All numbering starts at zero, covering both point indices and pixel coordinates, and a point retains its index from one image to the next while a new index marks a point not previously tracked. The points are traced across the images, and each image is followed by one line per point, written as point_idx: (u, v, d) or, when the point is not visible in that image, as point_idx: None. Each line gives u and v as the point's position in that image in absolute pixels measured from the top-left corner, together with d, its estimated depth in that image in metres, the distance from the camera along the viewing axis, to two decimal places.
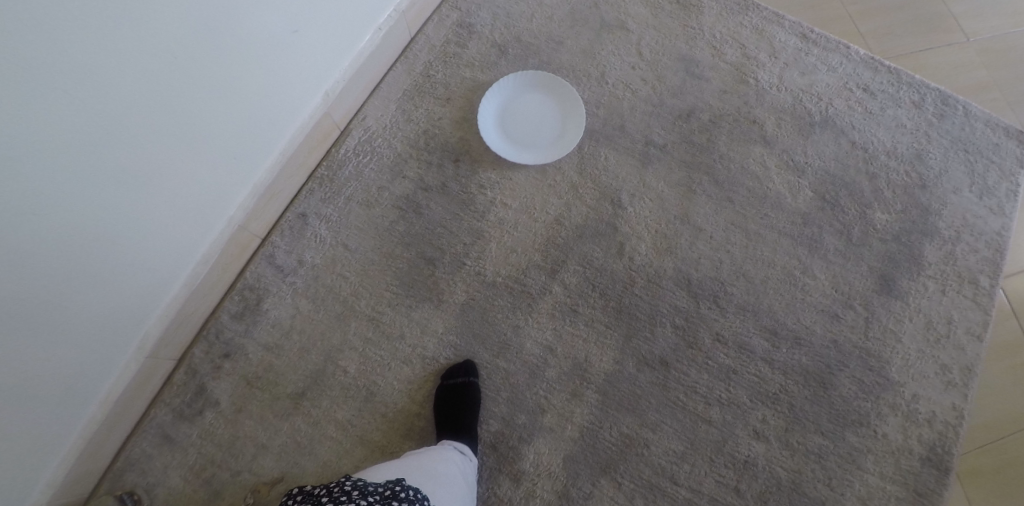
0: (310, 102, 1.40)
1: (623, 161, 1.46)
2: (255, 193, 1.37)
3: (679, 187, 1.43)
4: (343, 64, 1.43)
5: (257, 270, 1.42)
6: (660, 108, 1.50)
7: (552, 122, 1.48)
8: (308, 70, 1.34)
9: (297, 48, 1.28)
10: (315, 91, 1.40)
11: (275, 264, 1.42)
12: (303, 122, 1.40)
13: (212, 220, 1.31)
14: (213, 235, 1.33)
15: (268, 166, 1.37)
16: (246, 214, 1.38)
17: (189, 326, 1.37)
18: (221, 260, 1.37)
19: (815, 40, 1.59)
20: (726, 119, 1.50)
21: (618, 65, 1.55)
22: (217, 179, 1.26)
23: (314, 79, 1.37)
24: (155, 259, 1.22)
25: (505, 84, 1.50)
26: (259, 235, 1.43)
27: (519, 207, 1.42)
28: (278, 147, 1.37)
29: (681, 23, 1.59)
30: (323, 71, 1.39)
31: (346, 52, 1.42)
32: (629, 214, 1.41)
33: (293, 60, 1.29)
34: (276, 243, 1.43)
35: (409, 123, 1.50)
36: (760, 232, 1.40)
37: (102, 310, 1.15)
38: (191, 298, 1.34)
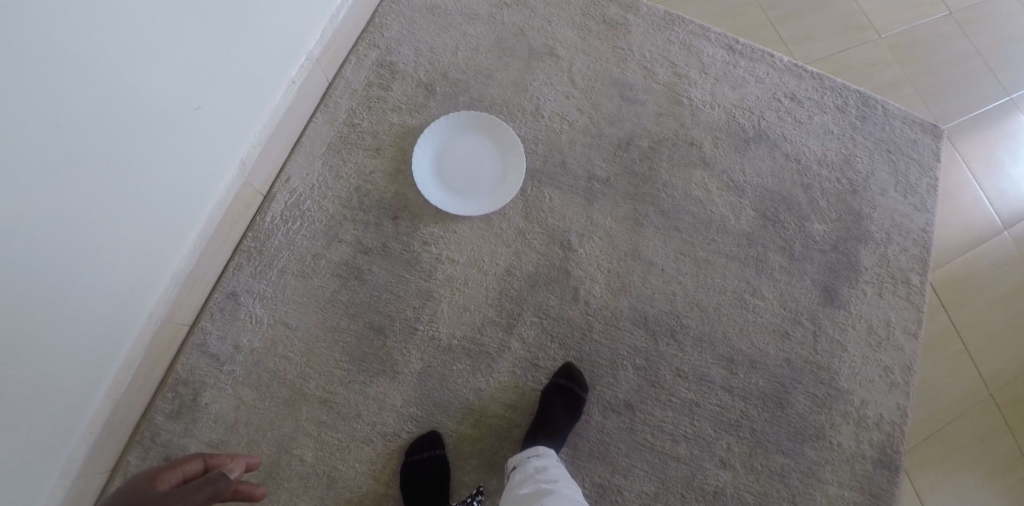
0: (224, 174, 1.27)
1: (568, 200, 1.41)
2: (175, 282, 1.25)
3: (626, 221, 1.41)
4: (256, 127, 1.30)
5: (189, 361, 1.29)
6: (599, 139, 1.46)
7: (491, 167, 1.41)
8: (217, 142, 1.21)
9: (201, 124, 1.15)
10: (229, 162, 1.26)
11: (209, 353, 1.30)
12: (219, 196, 1.27)
13: (129, 322, 1.18)
14: (134, 336, 1.20)
15: (186, 251, 1.24)
16: (168, 306, 1.25)
17: (120, 435, 1.24)
18: (147, 359, 1.24)
19: (742, 51, 1.54)
20: (665, 144, 1.47)
21: (551, 96, 1.49)
22: (130, 278, 1.13)
23: (225, 149, 1.24)
24: (71, 377, 1.09)
25: (437, 128, 1.42)
26: (186, 323, 1.30)
27: (466, 261, 1.36)
28: (194, 229, 1.24)
29: (610, 44, 1.53)
30: (234, 140, 1.25)
31: (258, 113, 1.29)
32: (579, 256, 1.38)
33: (198, 137, 1.16)
34: (206, 329, 1.31)
35: (338, 180, 1.40)
36: (709, 259, 1.39)
37: (19, 442, 1.03)
38: (118, 405, 1.22)
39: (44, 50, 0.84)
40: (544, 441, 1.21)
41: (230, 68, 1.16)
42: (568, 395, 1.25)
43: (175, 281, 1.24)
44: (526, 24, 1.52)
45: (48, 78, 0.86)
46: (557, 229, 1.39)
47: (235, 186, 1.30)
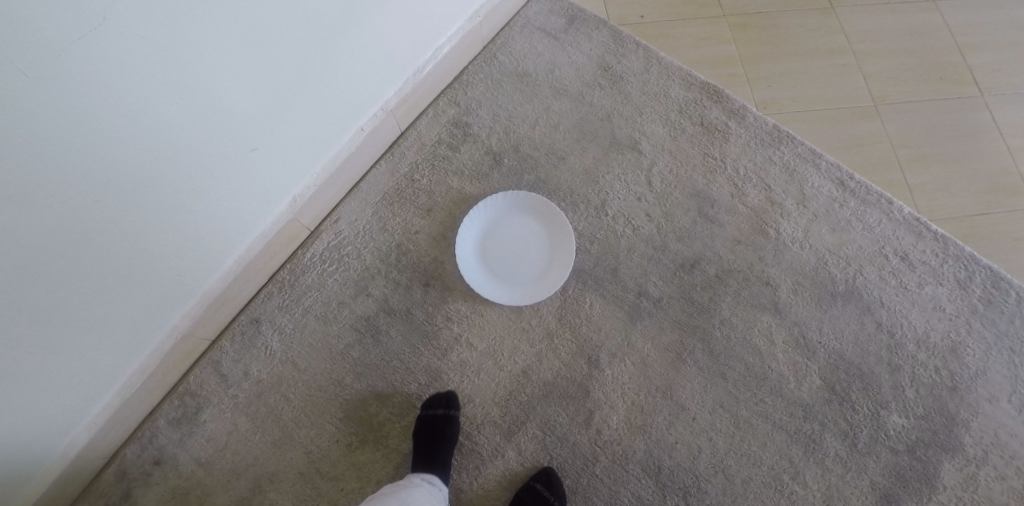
0: (274, 209, 1.26)
1: (609, 312, 1.30)
2: (203, 302, 1.25)
3: (667, 352, 1.26)
4: (316, 169, 1.28)
5: (201, 375, 1.31)
6: (661, 252, 1.33)
7: (537, 257, 1.34)
8: (271, 180, 1.20)
9: (257, 163, 1.14)
10: (281, 197, 1.25)
11: (220, 372, 1.31)
12: (264, 228, 1.26)
13: (151, 333, 1.19)
14: (151, 347, 1.20)
15: (220, 275, 1.24)
16: (193, 322, 1.26)
17: (119, 432, 1.25)
18: (160, 368, 1.25)
19: (853, 189, 1.33)
20: (735, 275, 1.30)
21: (622, 193, 1.38)
22: (156, 297, 1.14)
23: (278, 186, 1.22)
24: (85, 378, 1.11)
25: (494, 202, 1.36)
26: (208, 339, 1.31)
27: (485, 349, 1.29)
28: (233, 256, 1.24)
29: (702, 150, 1.39)
30: (291, 178, 1.24)
31: (320, 156, 1.27)
32: (606, 378, 1.25)
33: (251, 175, 1.14)
34: (225, 348, 1.32)
35: (383, 232, 1.37)
36: (751, 420, 1.20)
37: (27, 427, 1.06)
38: (126, 404, 1.23)
39: (117, 92, 0.83)
40: None
41: (299, 113, 1.14)
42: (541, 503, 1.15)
43: (203, 302, 1.25)
44: (616, 110, 1.43)
45: (114, 119, 0.85)
46: (588, 339, 1.28)
47: (282, 220, 1.29)
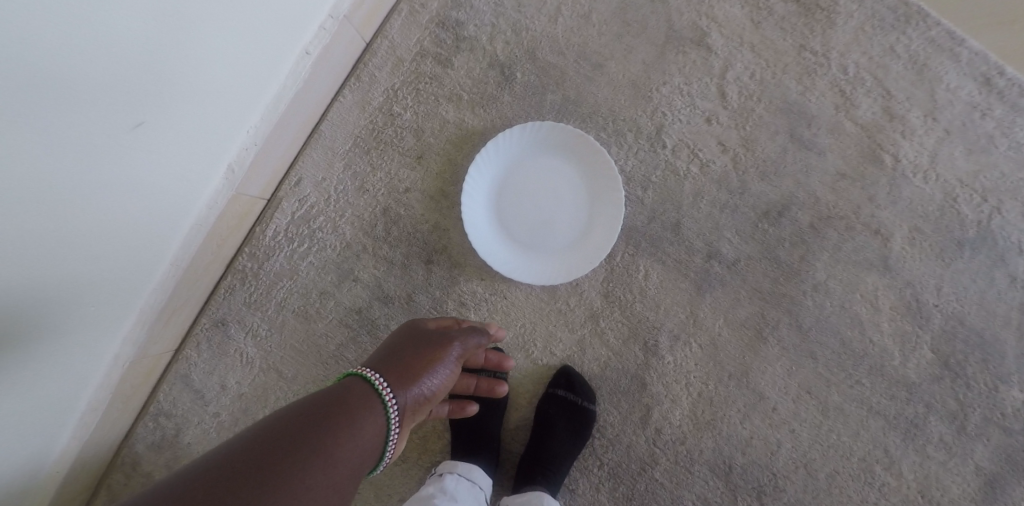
0: (204, 193, 0.93)
1: (669, 284, 1.00)
2: (144, 317, 0.99)
3: (743, 329, 1.01)
4: (248, 126, 0.93)
5: (172, 394, 1.11)
6: (737, 197, 1.00)
7: (572, 215, 0.99)
8: (186, 157, 0.85)
9: (155, 140, 0.79)
10: (209, 177, 0.92)
11: (193, 388, 1.10)
12: (195, 220, 0.95)
13: (94, 366, 0.96)
14: (99, 378, 0.98)
15: (157, 281, 0.97)
16: (143, 338, 1.02)
17: (91, 466, 1.08)
18: (118, 392, 1.04)
19: (1002, 90, 0.98)
20: (835, 223, 1.01)
21: (685, 113, 1.01)
22: (81, 331, 0.88)
23: (199, 164, 0.88)
24: (24, 433, 0.90)
25: (507, 140, 0.98)
26: (167, 352, 1.09)
27: (514, 341, 1.01)
28: (164, 261, 0.95)
29: (797, 43, 1.01)
30: (218, 147, 0.90)
31: (249, 109, 0.91)
32: (665, 366, 1.00)
33: (152, 158, 0.80)
34: (191, 359, 1.10)
35: (362, 194, 1.03)
36: (842, 407, 1.01)
37: None
38: (92, 438, 1.05)
39: None
40: (540, 480, 0.96)
41: (194, 56, 0.78)
42: (571, 410, 0.98)
43: (145, 315, 0.99)
44: None
45: None
46: (644, 318, 1.00)
47: (220, 200, 0.96)
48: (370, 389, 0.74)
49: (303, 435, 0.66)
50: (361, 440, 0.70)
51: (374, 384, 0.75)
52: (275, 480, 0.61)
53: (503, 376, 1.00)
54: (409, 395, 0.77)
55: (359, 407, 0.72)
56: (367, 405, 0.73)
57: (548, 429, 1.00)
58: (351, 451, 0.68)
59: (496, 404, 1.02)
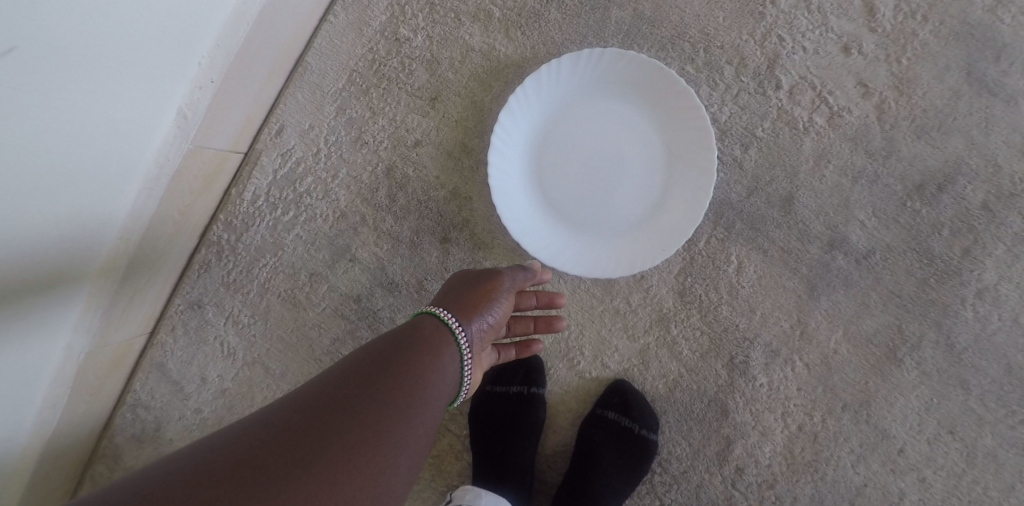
0: (147, 147, 0.70)
1: (769, 281, 0.73)
2: (96, 298, 0.79)
3: (866, 345, 0.73)
4: (197, 59, 0.69)
5: (148, 383, 0.92)
6: (878, 163, 0.71)
7: (642, 182, 0.72)
8: (106, 99, 0.63)
9: (61, 71, 0.57)
10: (150, 127, 0.69)
11: (171, 377, 0.91)
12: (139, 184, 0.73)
13: (38, 363, 0.77)
14: (50, 375, 0.79)
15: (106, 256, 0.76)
16: (102, 323, 0.82)
17: (64, 471, 0.90)
18: (80, 384, 0.85)
19: None
20: (1020, 204, 0.70)
21: (811, 39, 0.70)
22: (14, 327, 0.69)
23: (129, 109, 0.66)
24: None
25: (554, 76, 0.70)
26: (140, 334, 0.90)
27: (555, 347, 0.76)
28: (107, 237, 0.74)
29: None
30: (158, 84, 0.67)
31: (195, 35, 0.68)
32: (757, 389, 0.74)
33: (64, 96, 0.59)
34: (167, 345, 0.91)
35: (361, 149, 0.80)
36: (1003, 458, 0.73)
37: None
38: (58, 441, 0.86)
39: None
40: None
41: None
42: (625, 436, 0.74)
43: (94, 298, 0.79)
44: None
45: None
46: (732, 327, 0.74)
47: (172, 157, 0.74)
48: (436, 324, 0.58)
49: (368, 382, 0.50)
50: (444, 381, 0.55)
51: (441, 318, 0.58)
52: (370, 411, 0.48)
53: (540, 392, 0.76)
54: (481, 328, 0.60)
55: (425, 342, 0.56)
56: (435, 341, 0.56)
57: (595, 459, 0.75)
58: (436, 388, 0.53)
59: (531, 428, 0.76)
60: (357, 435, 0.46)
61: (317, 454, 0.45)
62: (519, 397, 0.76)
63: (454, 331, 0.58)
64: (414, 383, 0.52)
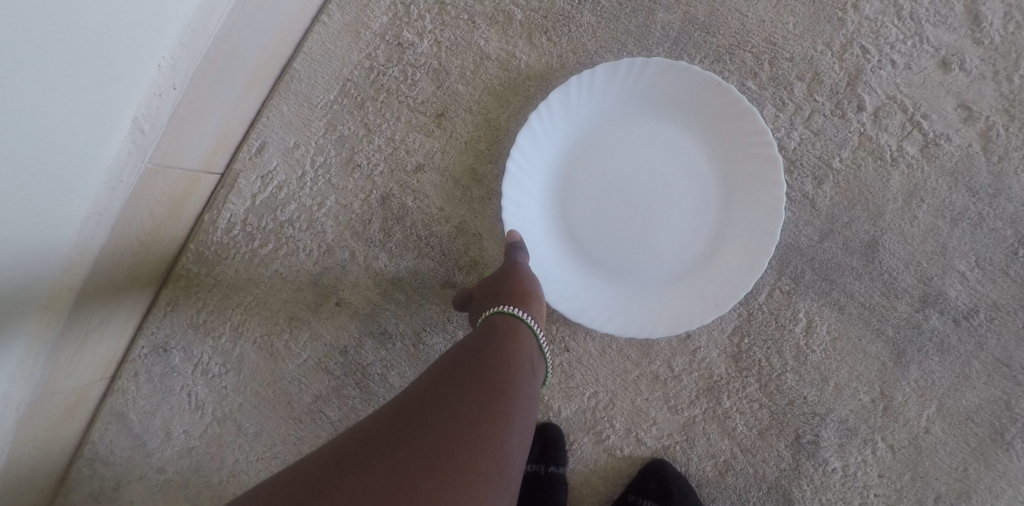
0: (98, 157, 0.57)
1: (846, 344, 0.59)
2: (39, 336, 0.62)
3: (966, 425, 0.59)
4: (152, 50, 0.56)
5: (102, 442, 0.72)
6: (983, 203, 0.58)
7: (688, 222, 0.59)
8: (26, 89, 0.49)
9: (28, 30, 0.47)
10: (86, 127, 0.55)
11: (129, 434, 0.72)
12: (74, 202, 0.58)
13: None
14: None
15: (54, 282, 0.60)
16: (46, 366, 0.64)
17: None
18: (22, 443, 0.66)
19: None
20: None
21: (899, 51, 0.58)
22: None
23: (56, 103, 0.51)
24: None
25: (586, 94, 0.58)
26: (100, 380, 0.71)
27: (580, 416, 0.63)
28: (38, 273, 0.59)
29: None
30: (126, 70, 0.55)
31: (149, 22, 0.55)
32: (828, 475, 0.60)
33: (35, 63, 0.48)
34: (127, 395, 0.72)
35: (354, 172, 0.67)
36: None
37: None
38: None
39: None
40: None
41: None
42: None
43: (34, 345, 0.62)
44: None
45: None
46: (799, 400, 0.60)
47: (125, 176, 0.60)
48: (506, 320, 0.50)
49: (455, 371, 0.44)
50: (529, 367, 0.47)
51: (511, 313, 0.50)
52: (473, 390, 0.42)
53: (559, 473, 0.62)
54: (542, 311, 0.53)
55: (496, 336, 0.48)
56: (506, 332, 0.49)
57: None
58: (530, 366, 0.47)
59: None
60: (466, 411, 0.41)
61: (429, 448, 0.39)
62: (535, 478, 0.63)
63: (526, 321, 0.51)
64: (497, 370, 0.44)
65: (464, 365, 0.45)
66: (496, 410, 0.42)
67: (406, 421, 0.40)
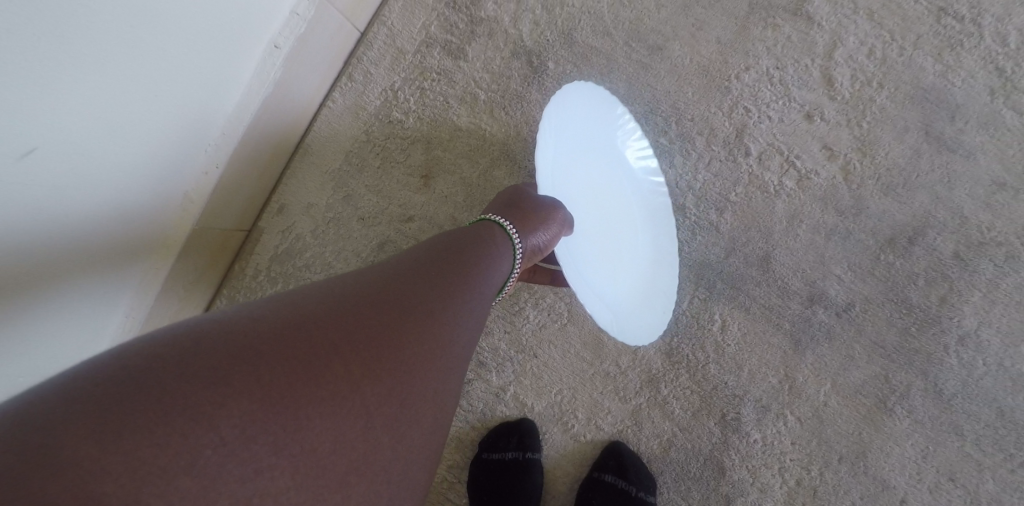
0: (194, 205, 0.74)
1: (754, 337, 0.75)
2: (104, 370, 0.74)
3: (859, 398, 0.75)
4: (229, 92, 0.71)
5: None
6: (848, 220, 0.74)
7: (629, 246, 0.69)
8: (165, 156, 0.66)
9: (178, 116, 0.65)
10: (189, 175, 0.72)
11: None
12: (100, 195, 0.60)
13: None
14: None
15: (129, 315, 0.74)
16: None
17: None
18: None
19: None
20: (992, 252, 0.73)
21: (774, 108, 0.75)
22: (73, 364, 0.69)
23: (124, 105, 0.58)
24: None
25: (587, 111, 0.68)
26: None
27: (549, 411, 0.78)
28: (129, 288, 0.72)
29: (933, 7, 0.74)
30: (202, 151, 0.72)
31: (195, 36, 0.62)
32: (751, 445, 0.75)
33: (175, 136, 0.66)
34: None
35: (358, 223, 0.84)
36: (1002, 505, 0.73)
37: None
38: None
39: None
40: None
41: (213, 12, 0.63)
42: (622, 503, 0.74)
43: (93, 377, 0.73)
44: None
45: None
46: (721, 385, 0.75)
47: (191, 240, 0.76)
48: (501, 236, 0.58)
49: (424, 271, 0.48)
50: (494, 281, 0.53)
51: (500, 223, 0.59)
52: (438, 288, 0.47)
53: (535, 458, 0.76)
54: (536, 243, 0.60)
55: (478, 252, 0.53)
56: (483, 251, 0.54)
57: None
58: (492, 277, 0.53)
59: (529, 496, 0.76)
60: (435, 306, 0.45)
61: (399, 330, 0.42)
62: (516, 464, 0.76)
63: (512, 239, 0.59)
64: (461, 278, 0.49)
65: (436, 268, 0.48)
66: (457, 314, 0.47)
67: (380, 306, 0.43)
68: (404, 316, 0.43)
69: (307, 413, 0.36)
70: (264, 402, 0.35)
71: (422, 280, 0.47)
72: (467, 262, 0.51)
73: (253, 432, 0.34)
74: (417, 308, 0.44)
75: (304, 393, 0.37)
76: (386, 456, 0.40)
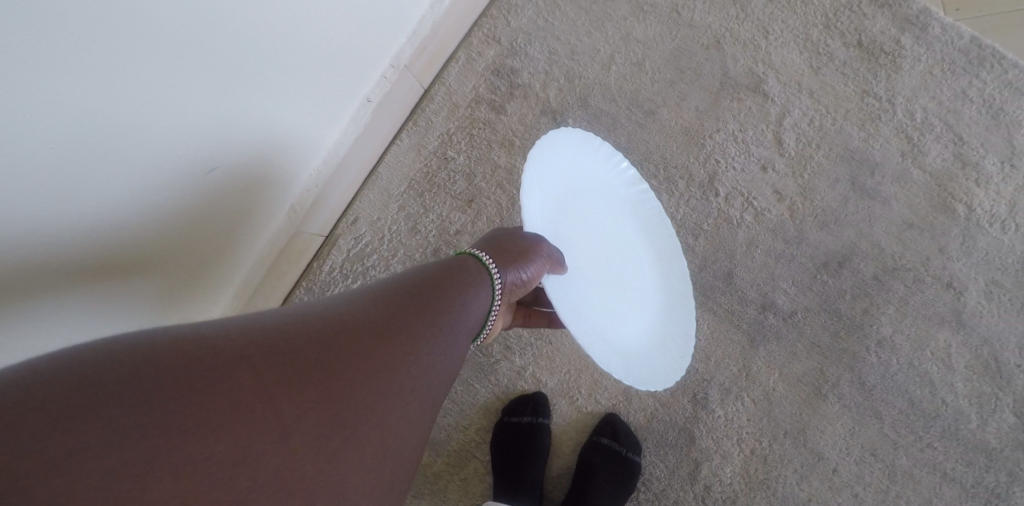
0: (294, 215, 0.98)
1: (720, 334, 0.97)
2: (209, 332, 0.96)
3: (800, 385, 0.96)
4: (332, 134, 0.96)
5: None
6: (793, 248, 0.97)
7: (626, 278, 0.76)
8: (285, 183, 0.91)
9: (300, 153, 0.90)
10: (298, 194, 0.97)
11: None
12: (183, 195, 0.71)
13: None
14: None
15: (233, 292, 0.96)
16: None
17: None
18: None
19: None
20: (903, 275, 0.96)
21: (738, 160, 0.99)
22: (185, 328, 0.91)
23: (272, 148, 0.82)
24: None
25: (570, 149, 0.74)
26: None
27: (559, 387, 0.99)
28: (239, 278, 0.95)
29: (859, 89, 1.00)
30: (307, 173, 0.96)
31: (265, 65, 0.74)
32: (716, 420, 0.96)
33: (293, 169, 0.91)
34: None
35: (414, 234, 1.06)
36: (914, 474, 0.93)
37: None
38: None
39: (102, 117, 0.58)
40: None
41: (336, 85, 0.89)
42: (615, 461, 0.94)
43: None
44: (727, 31, 1.03)
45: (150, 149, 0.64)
46: (693, 371, 0.97)
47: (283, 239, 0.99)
48: (478, 269, 0.64)
49: (391, 321, 0.54)
50: (459, 336, 0.58)
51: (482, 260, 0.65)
52: (397, 337, 0.52)
53: (545, 422, 0.98)
54: (517, 278, 0.65)
55: (449, 302, 0.59)
56: (456, 291, 0.60)
57: (589, 472, 0.96)
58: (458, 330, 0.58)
59: (538, 451, 0.98)
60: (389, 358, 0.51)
61: (345, 375, 0.48)
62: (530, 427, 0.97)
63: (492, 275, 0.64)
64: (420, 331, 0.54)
65: (401, 317, 0.54)
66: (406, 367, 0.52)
67: (339, 350, 0.49)
68: (356, 359, 0.49)
69: (242, 431, 0.43)
70: (209, 415, 0.42)
71: (385, 327, 0.53)
72: (439, 309, 0.57)
73: (192, 429, 0.41)
74: (370, 357, 0.50)
75: (243, 419, 0.43)
76: (312, 486, 0.45)
